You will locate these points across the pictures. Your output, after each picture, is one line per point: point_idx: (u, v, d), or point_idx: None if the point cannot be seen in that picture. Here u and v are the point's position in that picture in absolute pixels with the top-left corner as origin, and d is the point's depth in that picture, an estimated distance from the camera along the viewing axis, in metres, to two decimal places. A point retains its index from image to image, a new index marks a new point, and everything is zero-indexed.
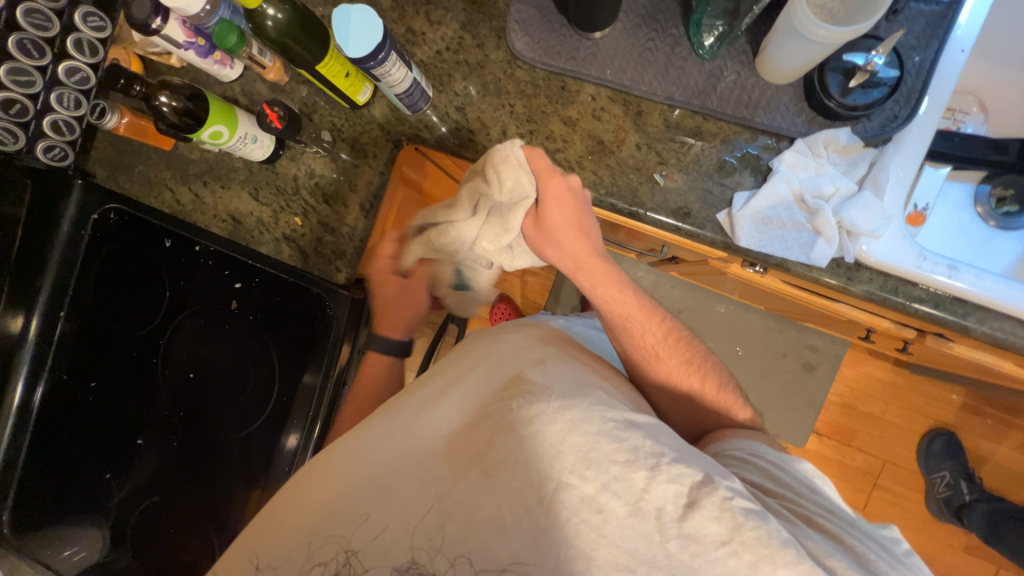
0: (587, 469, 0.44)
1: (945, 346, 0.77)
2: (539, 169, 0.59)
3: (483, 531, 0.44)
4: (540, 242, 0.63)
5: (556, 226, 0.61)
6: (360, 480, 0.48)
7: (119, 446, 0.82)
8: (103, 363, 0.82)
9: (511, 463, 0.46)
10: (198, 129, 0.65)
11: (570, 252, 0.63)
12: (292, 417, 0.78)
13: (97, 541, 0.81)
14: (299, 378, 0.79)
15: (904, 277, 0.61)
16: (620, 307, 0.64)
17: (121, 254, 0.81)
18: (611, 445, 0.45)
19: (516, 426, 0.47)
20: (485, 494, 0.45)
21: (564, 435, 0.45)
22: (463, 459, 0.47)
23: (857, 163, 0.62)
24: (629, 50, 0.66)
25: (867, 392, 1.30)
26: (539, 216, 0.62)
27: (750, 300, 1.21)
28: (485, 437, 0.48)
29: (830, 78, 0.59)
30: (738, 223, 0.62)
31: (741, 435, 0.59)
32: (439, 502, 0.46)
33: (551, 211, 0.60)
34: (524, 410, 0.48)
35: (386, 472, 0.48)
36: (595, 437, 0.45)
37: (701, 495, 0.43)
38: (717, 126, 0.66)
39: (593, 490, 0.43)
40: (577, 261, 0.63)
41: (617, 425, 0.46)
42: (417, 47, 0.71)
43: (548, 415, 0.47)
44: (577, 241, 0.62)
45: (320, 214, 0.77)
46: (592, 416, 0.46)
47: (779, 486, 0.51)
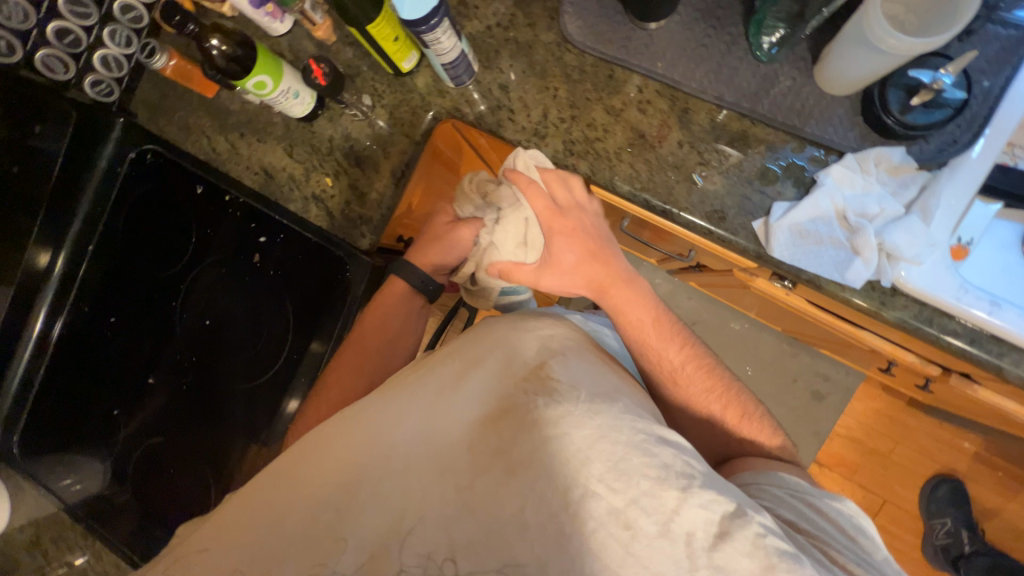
0: (616, 480, 0.43)
1: (970, 389, 0.75)
2: (538, 210, 0.64)
3: (502, 529, 0.43)
4: (557, 275, 0.66)
5: (569, 259, 0.65)
6: (376, 457, 0.47)
7: (132, 384, 0.83)
8: (125, 298, 0.84)
9: (536, 462, 0.44)
10: (243, 78, 0.65)
11: (591, 279, 0.65)
12: (298, 380, 0.79)
13: (98, 474, 0.83)
14: (308, 345, 0.79)
15: (937, 307, 0.59)
16: (636, 330, 0.64)
17: (154, 196, 0.83)
18: (641, 458, 0.44)
19: (541, 424, 0.46)
20: (508, 492, 0.44)
21: (593, 442, 0.44)
22: (484, 451, 0.46)
23: (907, 185, 0.59)
24: (683, 44, 0.65)
25: (875, 428, 1.27)
26: (552, 253, 0.65)
27: (766, 320, 1.20)
28: (510, 432, 0.46)
29: (890, 94, 0.57)
30: (774, 233, 0.61)
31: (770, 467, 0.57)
32: (459, 495, 0.45)
33: (560, 247, 0.65)
34: (547, 409, 0.46)
35: (405, 453, 0.47)
36: (624, 448, 0.44)
37: (733, 526, 0.42)
38: (765, 132, 0.64)
39: (621, 503, 0.43)
40: (600, 288, 0.64)
41: (648, 439, 0.45)
42: (468, 20, 0.71)
43: (576, 419, 0.45)
44: (595, 268, 0.64)
45: (351, 177, 0.77)
46: (622, 425, 0.45)
47: (815, 528, 0.50)
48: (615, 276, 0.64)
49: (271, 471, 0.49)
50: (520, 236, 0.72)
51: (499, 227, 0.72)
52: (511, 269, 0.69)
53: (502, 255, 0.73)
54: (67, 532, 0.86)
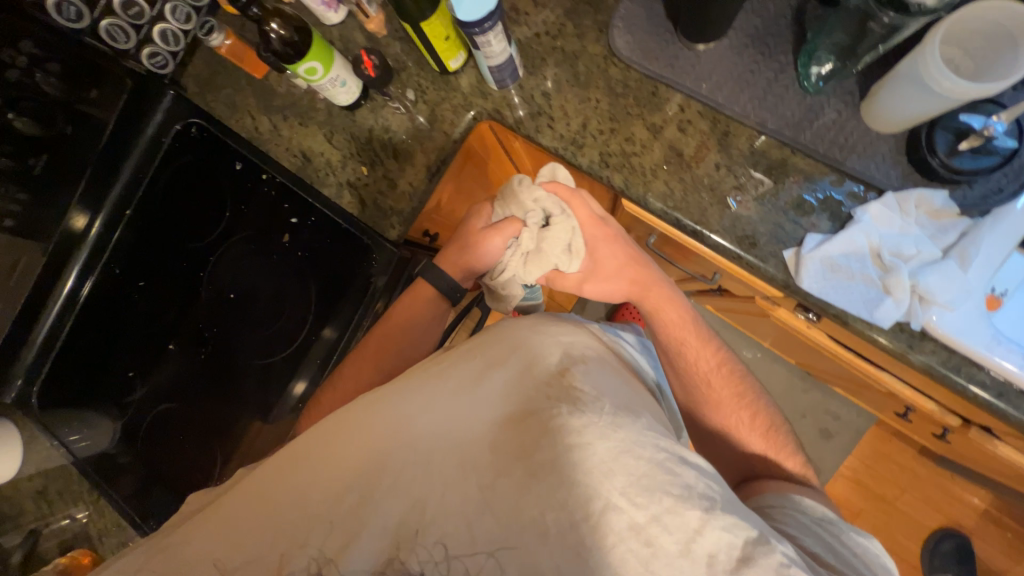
0: (639, 495, 0.43)
1: (988, 443, 0.74)
2: (580, 217, 0.68)
3: (523, 532, 0.43)
4: (598, 278, 0.71)
5: (609, 262, 0.70)
6: (399, 448, 0.48)
7: (151, 348, 0.85)
8: (155, 264, 0.86)
9: (559, 469, 0.44)
10: (296, 61, 0.66)
11: (631, 281, 0.70)
12: (305, 365, 0.81)
13: (106, 434, 0.84)
14: (320, 332, 0.81)
15: (967, 355, 0.58)
16: (677, 332, 0.69)
17: (192, 169, 0.86)
18: (664, 476, 0.44)
19: (565, 432, 0.46)
20: (529, 496, 0.44)
21: (616, 454, 0.45)
22: (506, 452, 0.46)
23: (946, 230, 0.59)
24: (730, 68, 0.65)
25: (882, 473, 1.24)
26: (594, 257, 0.70)
27: (779, 350, 1.18)
28: (533, 435, 0.46)
29: (939, 136, 0.57)
30: (806, 264, 0.60)
31: (791, 491, 0.60)
32: (481, 493, 0.45)
33: (602, 251, 0.70)
34: (571, 417, 0.46)
35: (426, 446, 0.48)
36: (647, 464, 0.45)
37: (756, 552, 0.42)
38: (804, 162, 0.63)
39: (643, 519, 0.43)
40: (643, 288, 0.70)
41: (670, 457, 0.46)
42: (518, 26, 0.72)
43: (599, 430, 0.45)
44: (636, 270, 0.70)
45: (386, 168, 0.78)
46: (645, 441, 0.46)
47: (839, 561, 0.51)
48: (652, 279, 0.70)
49: (288, 454, 0.50)
50: (568, 243, 0.68)
51: (547, 235, 0.67)
52: (558, 277, 0.73)
53: (549, 263, 0.68)
54: (73, 486, 0.86)
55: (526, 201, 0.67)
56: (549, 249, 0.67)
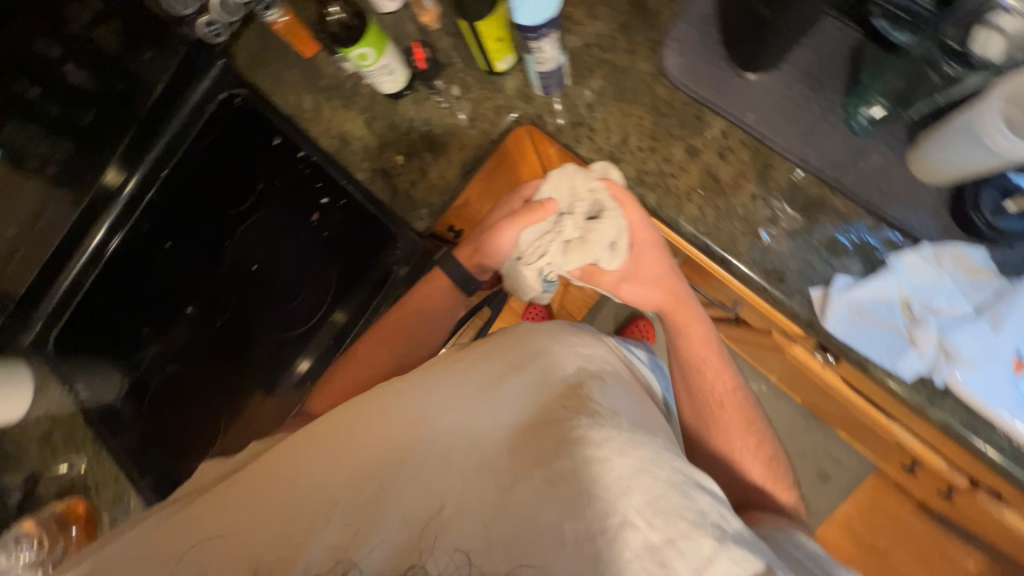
0: (655, 516, 0.43)
1: (996, 509, 0.72)
2: (631, 218, 0.67)
3: (538, 539, 0.43)
4: (634, 283, 0.69)
5: (649, 269, 0.69)
6: (420, 441, 0.48)
7: (169, 309, 0.86)
8: (182, 227, 0.87)
9: (577, 479, 0.44)
10: (349, 46, 0.67)
11: (665, 293, 0.69)
12: (310, 345, 0.82)
13: (114, 386, 0.86)
14: (331, 315, 0.82)
15: (989, 418, 0.57)
16: (701, 348, 0.69)
17: (230, 138, 0.87)
18: (680, 499, 0.44)
19: (584, 444, 0.45)
20: (546, 503, 0.44)
21: (635, 472, 0.44)
22: (524, 457, 0.46)
23: (982, 287, 0.57)
24: (779, 101, 0.65)
25: (878, 525, 1.21)
26: (636, 262, 0.69)
27: (788, 387, 1.17)
28: (553, 443, 0.46)
29: (986, 194, 0.56)
30: (832, 305, 0.60)
31: (788, 527, 0.59)
32: (498, 495, 0.45)
33: (645, 257, 0.68)
34: (591, 429, 0.46)
35: (443, 442, 0.48)
36: (664, 485, 0.44)
37: None
38: (842, 203, 0.63)
39: (659, 540, 0.42)
40: (675, 301, 0.69)
41: (686, 481, 0.46)
42: (570, 35, 0.72)
43: (618, 445, 0.45)
44: (669, 283, 0.69)
45: (422, 159, 0.78)
46: (662, 461, 0.46)
47: None
48: (683, 295, 0.70)
49: (310, 437, 0.51)
50: (613, 240, 0.66)
51: (595, 227, 0.66)
52: (596, 274, 0.71)
53: (590, 255, 0.67)
54: (77, 434, 0.87)
55: (581, 190, 0.66)
56: (594, 239, 0.66)
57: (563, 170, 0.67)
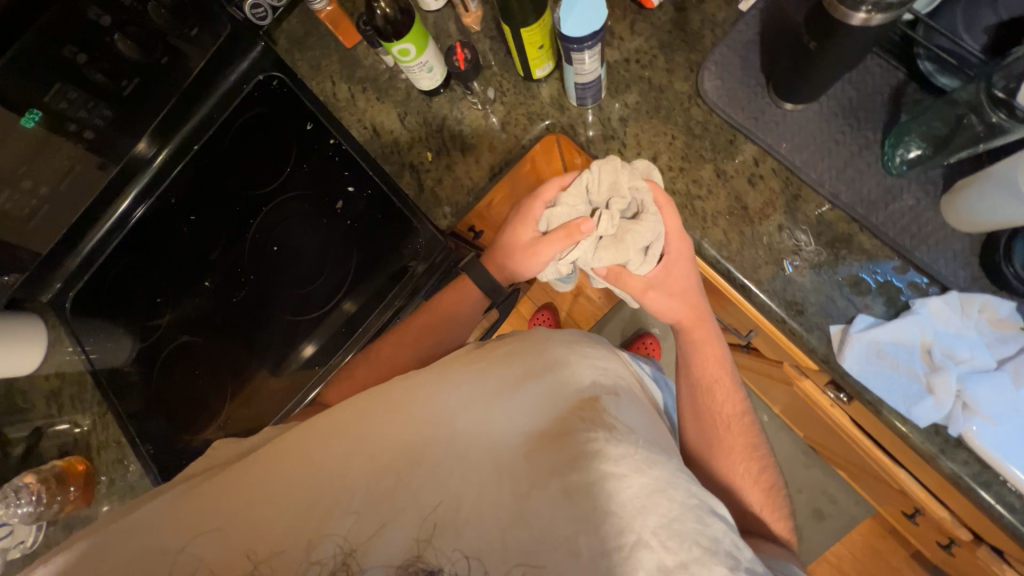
0: (670, 538, 0.43)
1: (996, 567, 0.71)
2: (670, 227, 0.63)
3: (552, 549, 0.43)
4: (660, 294, 0.67)
5: (678, 283, 0.66)
6: (436, 439, 0.48)
7: (186, 280, 0.87)
8: (207, 201, 0.88)
9: (593, 494, 0.44)
10: (392, 41, 0.68)
11: (688, 309, 0.67)
12: (319, 330, 0.83)
13: (124, 350, 0.87)
14: (341, 303, 0.83)
15: (1003, 475, 0.55)
16: (715, 369, 0.68)
17: (264, 119, 0.88)
18: (695, 524, 0.44)
19: (601, 460, 0.45)
20: (561, 515, 0.44)
21: (652, 492, 0.44)
22: (540, 466, 0.46)
23: (1006, 341, 0.56)
24: (815, 133, 0.64)
25: (868, 568, 1.19)
26: (666, 274, 0.65)
27: (791, 420, 1.16)
28: (570, 454, 0.46)
29: (1018, 247, 0.56)
30: (851, 344, 0.59)
31: (782, 557, 0.59)
32: (514, 501, 0.45)
33: (677, 270, 0.65)
34: (608, 444, 0.46)
35: (458, 443, 0.48)
36: (679, 507, 0.45)
37: None
38: (869, 242, 0.62)
39: (672, 563, 0.42)
40: (695, 318, 0.68)
41: (701, 506, 0.46)
42: (610, 48, 0.73)
43: (635, 463, 0.45)
44: (694, 300, 0.67)
45: (451, 158, 0.79)
46: (679, 484, 0.46)
47: None
48: (704, 316, 0.68)
49: (322, 426, 0.51)
50: (649, 244, 0.61)
51: (632, 228, 0.60)
52: (624, 276, 0.66)
53: (622, 255, 0.62)
54: (84, 394, 0.88)
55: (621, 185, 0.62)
56: (629, 239, 0.61)
57: (607, 161, 0.62)
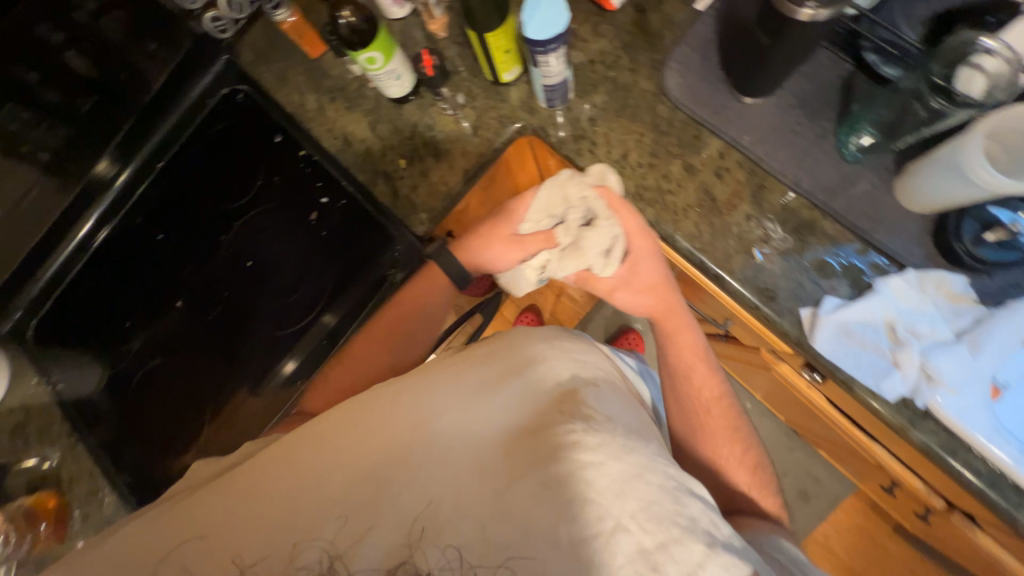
0: (648, 521, 0.44)
1: (970, 531, 0.74)
2: (628, 227, 0.67)
3: (533, 541, 0.43)
4: (627, 290, 0.71)
5: (644, 279, 0.70)
6: (415, 442, 0.48)
7: (157, 302, 0.85)
8: (176, 219, 0.86)
9: (572, 484, 0.44)
10: (358, 49, 0.68)
11: (655, 303, 0.71)
12: (301, 345, 0.81)
13: (94, 378, 0.83)
14: (321, 316, 0.81)
15: (967, 441, 0.58)
16: (690, 355, 0.70)
17: (231, 133, 0.87)
18: (672, 505, 0.45)
19: (578, 450, 0.45)
20: (540, 507, 0.44)
21: (629, 478, 0.45)
22: (519, 460, 0.47)
23: (962, 314, 0.60)
24: (775, 125, 0.67)
25: (854, 544, 1.23)
26: (631, 272, 0.70)
27: (772, 404, 1.19)
28: (548, 447, 0.46)
29: (967, 224, 0.59)
30: (821, 326, 0.61)
31: (770, 532, 0.61)
32: (493, 497, 0.46)
33: (642, 267, 0.69)
34: (586, 434, 0.46)
35: (439, 444, 0.48)
36: (657, 490, 0.45)
37: None
38: (832, 227, 0.65)
39: (651, 545, 0.43)
40: (666, 308, 0.71)
41: (679, 487, 0.47)
42: (575, 50, 0.74)
43: (613, 450, 0.46)
44: (662, 292, 0.70)
45: (424, 164, 0.79)
46: (656, 468, 0.47)
47: None
48: (675, 306, 0.71)
49: (300, 436, 0.51)
50: (606, 248, 0.68)
51: (588, 235, 0.68)
52: (592, 279, 0.74)
53: (583, 262, 0.70)
54: (51, 426, 0.83)
55: (577, 196, 0.69)
56: (587, 246, 0.69)
57: (558, 177, 0.71)
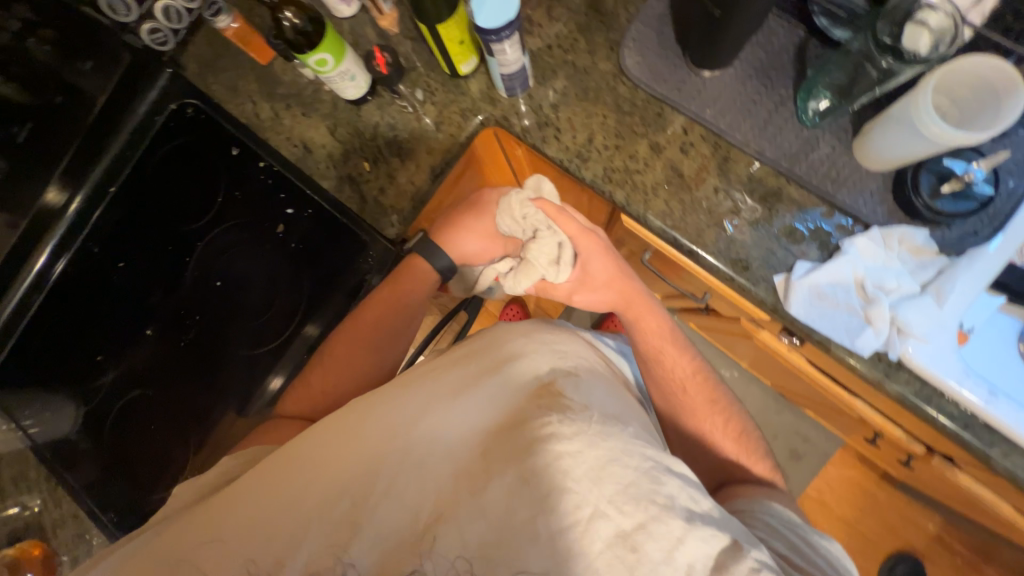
0: (626, 503, 0.44)
1: (950, 471, 0.77)
2: (570, 232, 0.68)
3: (512, 537, 0.44)
4: (582, 291, 0.71)
5: (598, 278, 0.69)
6: (395, 450, 0.49)
7: (125, 333, 0.81)
8: (137, 245, 0.83)
9: (548, 475, 0.45)
10: (307, 52, 0.66)
11: (612, 299, 0.71)
12: (285, 360, 0.79)
13: (68, 419, 0.80)
14: (303, 327, 0.79)
15: (940, 387, 0.61)
16: (655, 339, 0.70)
17: (186, 150, 0.83)
18: (650, 485, 0.46)
19: (553, 440, 0.46)
20: (518, 501, 0.45)
21: (605, 462, 0.46)
22: (497, 456, 0.47)
23: (925, 266, 0.62)
24: (734, 96, 0.67)
25: (845, 496, 1.27)
26: (583, 272, 0.70)
27: (757, 371, 1.21)
28: (523, 440, 0.47)
29: (923, 178, 0.61)
30: (794, 289, 0.63)
31: (762, 496, 0.62)
32: (471, 497, 0.46)
33: (593, 266, 0.69)
34: (561, 424, 0.47)
35: (421, 448, 0.49)
36: (634, 472, 0.46)
37: (730, 562, 0.43)
38: (797, 192, 0.66)
39: (630, 527, 0.43)
40: (624, 301, 0.70)
41: (656, 467, 0.47)
42: (531, 36, 0.73)
43: (588, 437, 0.47)
44: (620, 284, 0.70)
45: (389, 165, 0.77)
46: (632, 450, 0.48)
47: (806, 563, 0.53)
48: (634, 295, 0.71)
49: (283, 456, 0.52)
50: (554, 256, 0.68)
51: (534, 248, 0.68)
52: (550, 288, 0.73)
53: (535, 275, 0.69)
54: (29, 472, 0.80)
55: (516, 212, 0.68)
56: (536, 258, 0.68)
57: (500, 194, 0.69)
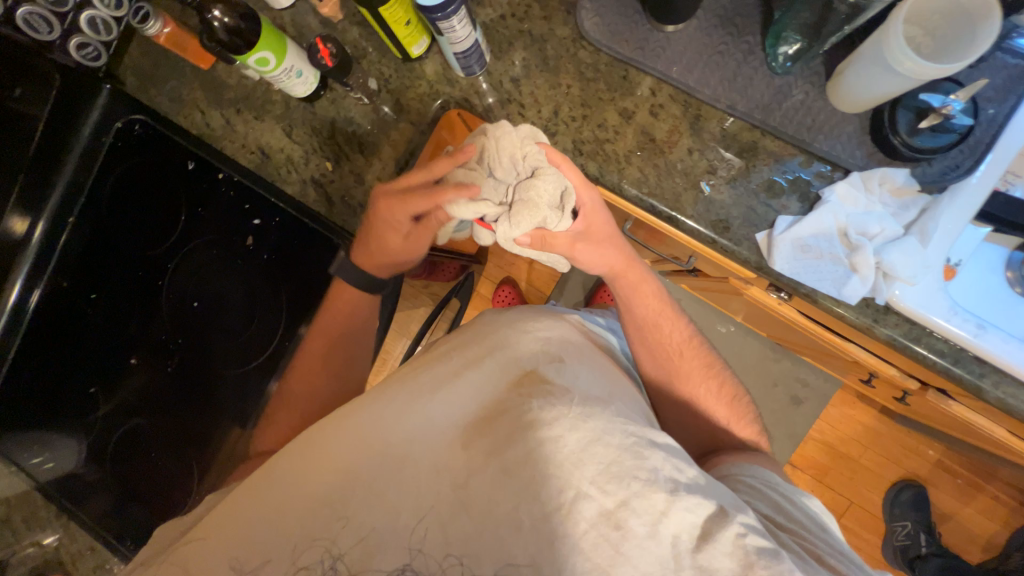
0: (608, 482, 0.45)
1: (943, 404, 0.78)
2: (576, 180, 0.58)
3: (497, 527, 0.45)
4: (582, 250, 0.64)
5: (596, 232, 0.63)
6: (378, 453, 0.49)
7: (111, 365, 0.79)
8: (107, 274, 0.80)
9: (529, 463, 0.46)
10: (245, 53, 0.62)
11: (611, 262, 0.66)
12: (280, 366, 0.79)
13: (72, 453, 0.79)
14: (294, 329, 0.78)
15: (928, 326, 0.60)
16: (656, 303, 0.69)
17: (143, 169, 0.80)
18: (632, 461, 0.46)
19: (535, 427, 0.47)
20: (502, 491, 0.46)
21: (586, 444, 0.46)
22: (479, 449, 0.48)
23: (907, 207, 0.61)
24: (701, 49, 0.64)
25: (847, 433, 1.30)
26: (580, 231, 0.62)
27: (752, 324, 1.21)
28: (504, 432, 0.48)
29: (901, 115, 0.58)
30: (778, 246, 0.61)
31: (746, 460, 0.63)
32: (456, 493, 0.47)
33: (592, 221, 0.62)
34: (541, 411, 0.48)
35: (404, 448, 0.49)
36: (616, 451, 0.47)
37: (715, 528, 0.45)
38: (775, 144, 0.64)
39: (613, 505, 0.45)
40: (617, 271, 0.67)
41: (639, 442, 0.48)
42: (481, 8, 0.69)
43: (569, 421, 0.47)
44: (611, 254, 0.65)
45: (352, 162, 0.74)
46: (614, 428, 0.48)
47: (789, 520, 0.55)
48: (627, 259, 0.67)
49: (267, 471, 0.51)
50: (558, 199, 0.56)
51: (537, 183, 0.54)
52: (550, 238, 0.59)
53: (539, 216, 0.55)
54: (39, 510, 0.80)
55: (513, 147, 0.56)
56: (541, 194, 0.54)
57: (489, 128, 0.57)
